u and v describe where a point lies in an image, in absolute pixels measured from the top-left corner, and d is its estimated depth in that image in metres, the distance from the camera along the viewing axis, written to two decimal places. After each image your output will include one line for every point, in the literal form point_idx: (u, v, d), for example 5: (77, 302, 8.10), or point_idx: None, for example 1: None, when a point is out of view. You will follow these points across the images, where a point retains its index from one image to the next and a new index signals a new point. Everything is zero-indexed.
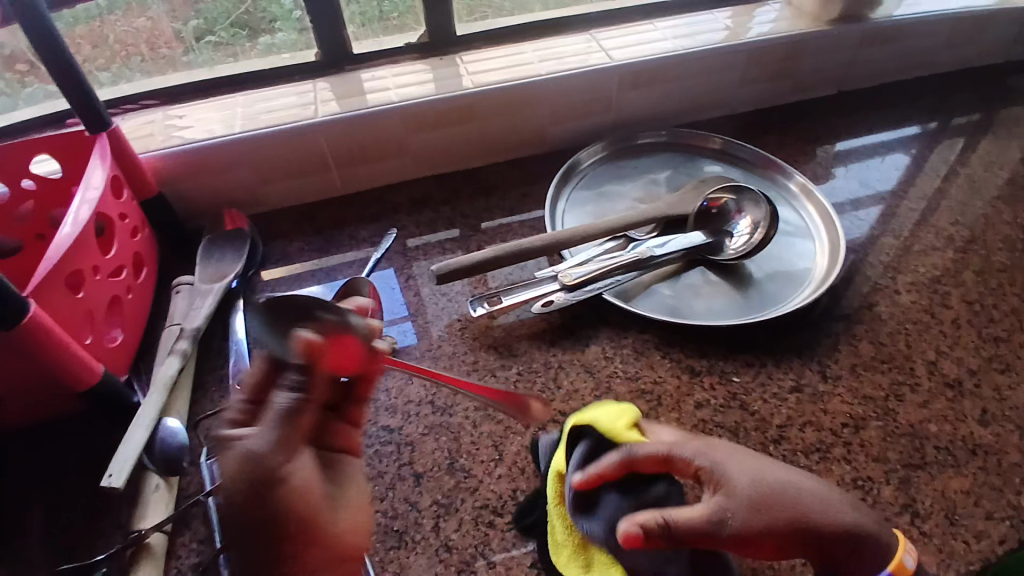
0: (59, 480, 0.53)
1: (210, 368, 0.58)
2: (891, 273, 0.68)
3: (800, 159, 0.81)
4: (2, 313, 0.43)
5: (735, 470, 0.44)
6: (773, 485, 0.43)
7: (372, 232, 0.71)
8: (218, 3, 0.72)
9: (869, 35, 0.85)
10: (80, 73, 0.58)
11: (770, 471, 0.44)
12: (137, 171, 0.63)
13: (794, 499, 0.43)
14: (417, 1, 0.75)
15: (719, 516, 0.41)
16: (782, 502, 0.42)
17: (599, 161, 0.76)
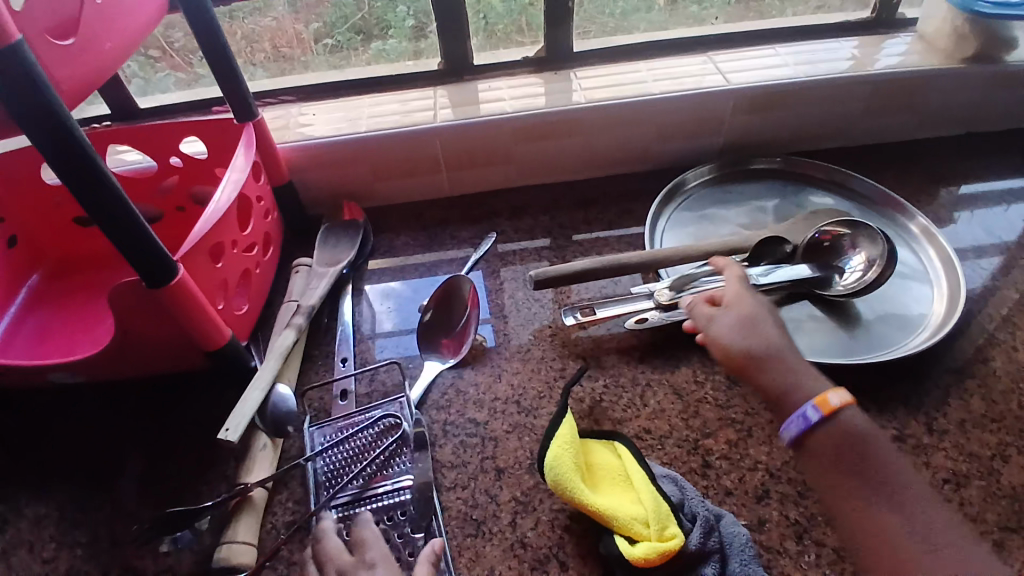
0: (178, 428, 0.60)
1: (318, 344, 0.63)
2: (1012, 328, 0.62)
3: (920, 200, 0.77)
4: (156, 273, 0.49)
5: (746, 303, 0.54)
6: (754, 310, 0.52)
7: (472, 233, 0.75)
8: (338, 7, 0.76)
9: (1008, 77, 0.79)
10: (235, 67, 0.65)
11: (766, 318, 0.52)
12: (274, 159, 0.69)
13: (754, 323, 0.51)
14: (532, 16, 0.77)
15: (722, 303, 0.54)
16: (750, 330, 0.51)
17: (704, 184, 0.76)
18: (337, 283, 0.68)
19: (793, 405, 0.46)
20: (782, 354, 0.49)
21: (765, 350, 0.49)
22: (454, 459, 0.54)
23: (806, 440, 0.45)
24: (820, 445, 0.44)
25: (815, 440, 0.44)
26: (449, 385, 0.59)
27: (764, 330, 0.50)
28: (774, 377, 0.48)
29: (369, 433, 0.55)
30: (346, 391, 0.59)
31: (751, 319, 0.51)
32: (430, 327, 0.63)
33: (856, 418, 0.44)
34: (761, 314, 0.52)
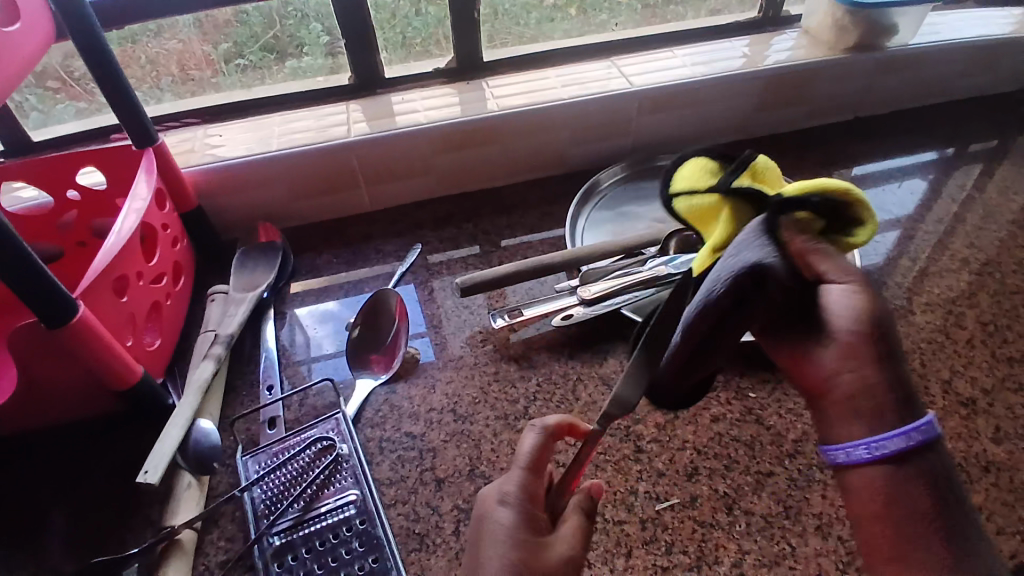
0: (91, 478, 0.55)
1: (241, 373, 0.61)
2: (907, 295, 0.68)
3: (816, 183, 0.83)
4: (54, 312, 0.46)
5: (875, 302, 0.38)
6: (885, 309, 0.35)
7: (397, 246, 0.74)
8: (248, 27, 0.74)
9: (884, 64, 0.87)
10: (130, 92, 0.61)
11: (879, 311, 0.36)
12: (179, 184, 0.66)
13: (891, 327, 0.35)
14: (443, 29, 0.78)
15: (868, 288, 0.35)
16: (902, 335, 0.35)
17: (618, 183, 0.79)
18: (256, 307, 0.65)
19: (917, 406, 0.33)
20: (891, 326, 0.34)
21: (887, 322, 0.34)
22: (392, 475, 0.53)
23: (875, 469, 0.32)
24: (914, 469, 0.32)
25: (918, 464, 0.32)
26: (382, 401, 0.58)
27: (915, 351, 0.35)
28: (884, 349, 0.33)
29: (307, 454, 0.53)
30: (275, 417, 0.57)
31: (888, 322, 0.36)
32: (358, 344, 0.62)
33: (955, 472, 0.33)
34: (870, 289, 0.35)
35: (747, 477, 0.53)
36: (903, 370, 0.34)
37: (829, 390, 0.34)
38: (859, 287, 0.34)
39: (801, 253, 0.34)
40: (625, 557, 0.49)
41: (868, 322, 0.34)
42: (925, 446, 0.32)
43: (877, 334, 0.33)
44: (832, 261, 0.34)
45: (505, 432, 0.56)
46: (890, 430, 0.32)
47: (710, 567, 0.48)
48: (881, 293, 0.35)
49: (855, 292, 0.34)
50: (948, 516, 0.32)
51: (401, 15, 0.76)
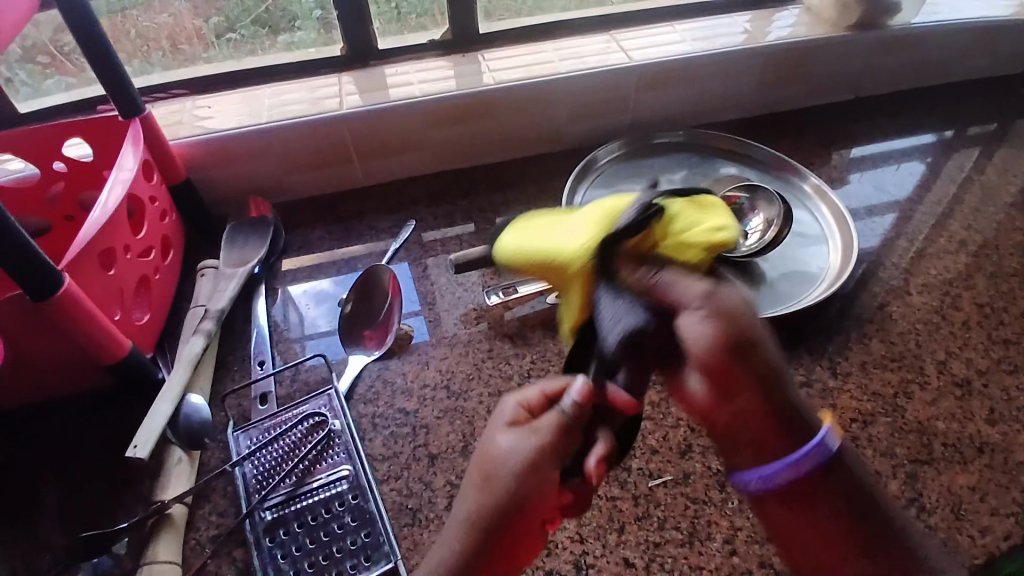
0: (82, 452, 0.55)
1: (232, 348, 0.60)
2: (904, 275, 0.68)
3: (815, 163, 0.82)
4: (39, 284, 0.45)
5: (734, 297, 0.40)
6: (745, 320, 0.39)
7: (391, 222, 0.73)
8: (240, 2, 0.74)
9: (886, 43, 0.86)
10: (117, 60, 0.60)
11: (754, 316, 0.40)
12: (167, 156, 0.64)
13: (756, 335, 0.39)
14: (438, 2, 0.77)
15: (706, 294, 0.39)
16: (765, 345, 0.39)
17: (616, 160, 0.77)
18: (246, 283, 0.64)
19: (807, 426, 0.39)
20: (758, 340, 0.39)
21: (749, 341, 0.38)
22: (386, 451, 0.53)
23: (783, 486, 0.38)
24: (809, 487, 0.38)
25: (824, 478, 0.38)
26: (375, 377, 0.58)
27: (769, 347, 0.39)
28: (764, 371, 0.38)
29: (299, 430, 0.53)
30: (266, 393, 0.56)
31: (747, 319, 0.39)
32: (351, 319, 0.61)
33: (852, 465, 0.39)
34: (730, 305, 0.39)
35: None
36: (779, 387, 0.39)
37: (724, 404, 0.39)
38: (714, 319, 0.38)
39: (645, 283, 0.41)
40: (617, 532, 0.49)
41: (723, 343, 0.38)
42: (818, 470, 0.38)
43: (728, 348, 0.38)
44: (659, 279, 0.41)
45: None
46: (782, 459, 0.38)
47: (702, 542, 0.48)
48: (731, 298, 0.39)
49: (728, 312, 0.38)
50: (848, 515, 0.38)
51: None
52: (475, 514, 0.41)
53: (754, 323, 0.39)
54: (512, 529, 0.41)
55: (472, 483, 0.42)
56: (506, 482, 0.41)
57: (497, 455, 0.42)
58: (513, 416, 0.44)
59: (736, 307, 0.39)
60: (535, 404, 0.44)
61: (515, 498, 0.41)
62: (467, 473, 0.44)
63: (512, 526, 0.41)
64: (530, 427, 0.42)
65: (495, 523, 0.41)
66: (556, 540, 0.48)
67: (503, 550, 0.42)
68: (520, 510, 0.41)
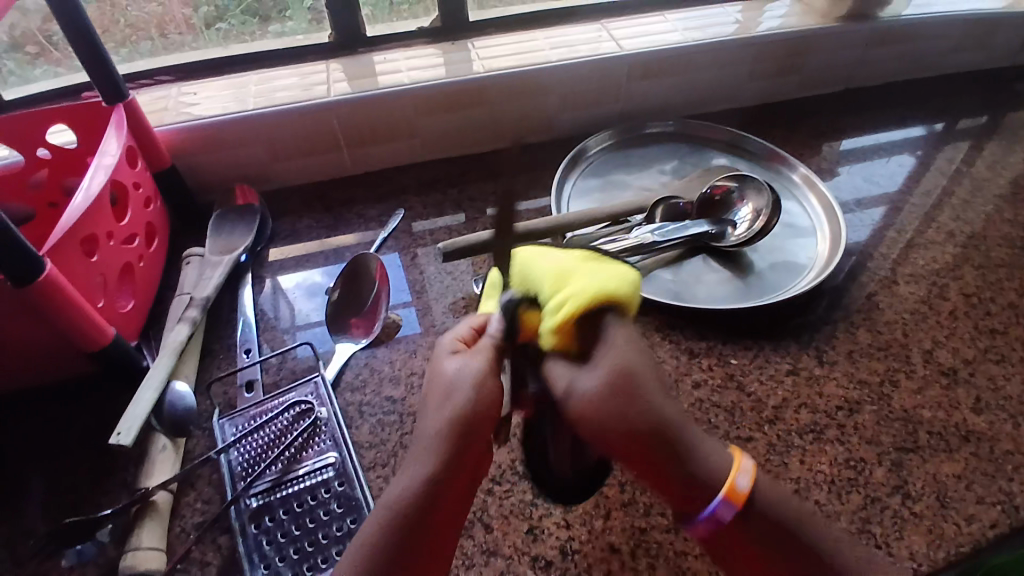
0: (65, 440, 0.54)
1: (218, 336, 0.60)
2: (891, 266, 0.68)
3: (805, 155, 0.82)
4: (19, 269, 0.44)
5: (591, 371, 0.38)
6: (622, 399, 0.37)
7: (380, 211, 0.72)
8: None
9: (878, 34, 0.86)
10: (100, 45, 0.59)
11: (633, 366, 0.38)
12: (151, 142, 0.63)
13: (642, 405, 0.37)
14: None
15: (569, 388, 0.38)
16: (641, 407, 0.37)
17: (606, 150, 0.77)
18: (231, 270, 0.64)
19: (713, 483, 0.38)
20: (660, 427, 0.37)
21: (632, 421, 0.37)
22: (373, 439, 0.53)
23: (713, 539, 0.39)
24: (727, 540, 0.38)
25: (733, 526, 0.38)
26: (363, 365, 0.57)
27: (657, 401, 0.38)
28: (659, 452, 0.37)
29: (286, 417, 0.52)
30: (252, 380, 0.56)
31: (625, 384, 0.38)
32: (339, 306, 0.61)
33: (776, 501, 0.38)
34: (606, 382, 0.38)
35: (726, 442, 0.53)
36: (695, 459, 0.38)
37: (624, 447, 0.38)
38: (585, 417, 0.38)
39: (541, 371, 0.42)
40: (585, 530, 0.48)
41: (609, 414, 0.37)
42: (711, 532, 0.38)
43: (608, 431, 0.37)
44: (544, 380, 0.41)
45: None
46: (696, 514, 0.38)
47: None
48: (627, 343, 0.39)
49: (602, 395, 0.37)
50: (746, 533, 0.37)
51: None
52: (444, 423, 0.39)
53: (623, 363, 0.38)
54: (479, 434, 0.39)
55: (431, 402, 0.40)
56: (464, 391, 0.40)
57: (445, 374, 0.41)
58: (451, 343, 0.43)
59: (613, 390, 0.37)
60: (467, 336, 0.44)
61: (480, 401, 0.40)
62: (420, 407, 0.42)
63: (476, 432, 0.39)
64: (469, 349, 0.42)
65: (461, 433, 0.39)
66: (542, 527, 0.49)
67: (475, 455, 0.39)
68: (480, 416, 0.39)
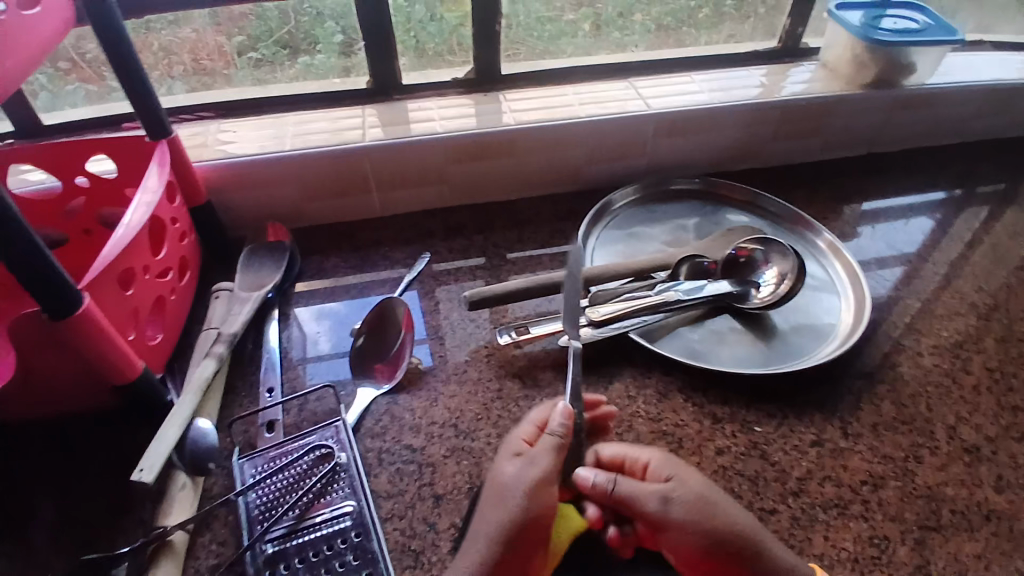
0: (82, 472, 0.55)
1: (242, 373, 0.60)
2: (912, 334, 0.68)
3: (827, 217, 0.83)
4: (57, 303, 0.45)
5: (691, 477, 0.49)
6: (708, 498, 0.47)
7: (406, 254, 0.73)
8: (264, 20, 0.74)
9: (900, 102, 0.87)
10: (148, 82, 0.61)
11: (717, 493, 0.48)
12: (190, 178, 0.65)
13: (732, 520, 0.46)
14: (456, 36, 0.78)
15: (664, 496, 0.47)
16: (727, 514, 0.47)
17: (631, 203, 0.78)
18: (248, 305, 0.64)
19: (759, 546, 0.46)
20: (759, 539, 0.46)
21: (731, 549, 0.45)
22: (391, 488, 0.52)
23: None
24: None
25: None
26: (384, 411, 0.57)
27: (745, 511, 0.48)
28: (745, 547, 0.46)
29: (306, 461, 0.52)
30: (273, 421, 0.56)
31: (711, 497, 0.47)
32: (363, 352, 0.61)
33: None
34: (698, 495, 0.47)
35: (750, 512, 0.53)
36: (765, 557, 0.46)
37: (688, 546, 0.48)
38: (687, 515, 0.46)
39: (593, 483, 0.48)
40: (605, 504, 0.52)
41: (703, 545, 0.46)
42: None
43: (704, 534, 0.46)
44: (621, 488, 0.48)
45: None
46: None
47: None
48: (689, 489, 0.47)
49: (698, 508, 0.46)
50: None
51: (417, 20, 0.76)
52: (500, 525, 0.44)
53: (670, 467, 0.49)
54: (529, 541, 0.45)
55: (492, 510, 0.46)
56: (520, 496, 0.46)
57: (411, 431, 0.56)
58: (518, 440, 0.50)
59: (705, 495, 0.47)
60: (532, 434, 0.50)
61: (529, 507, 0.45)
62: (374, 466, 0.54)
63: (539, 532, 0.45)
64: (534, 448, 0.48)
65: (513, 533, 0.44)
66: None
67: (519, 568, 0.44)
68: (537, 516, 0.45)
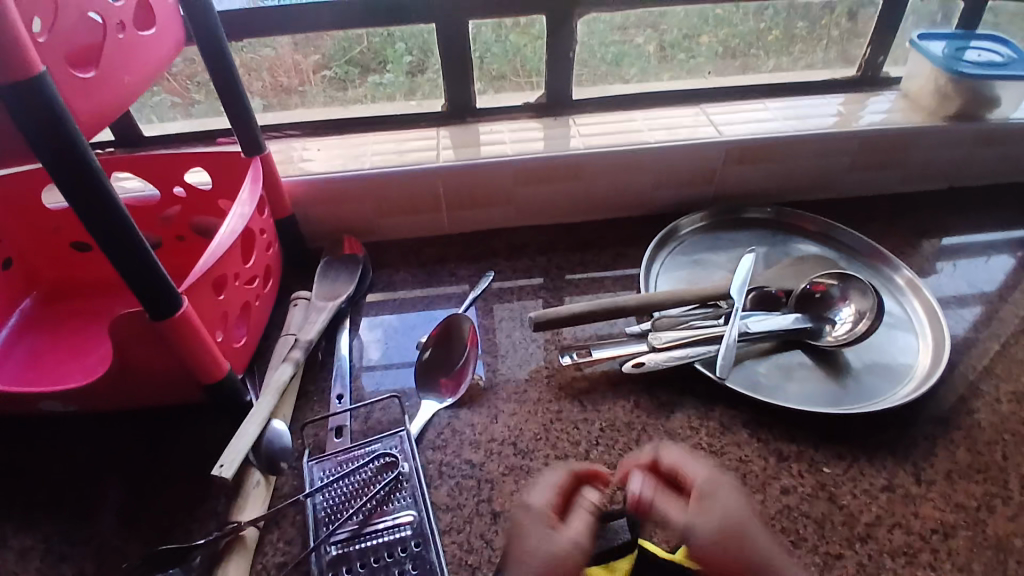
0: (165, 462, 0.59)
1: (313, 378, 0.63)
2: (992, 379, 0.64)
3: (903, 251, 0.79)
4: (161, 305, 0.49)
5: (727, 507, 0.45)
6: (743, 523, 0.44)
7: (471, 271, 0.76)
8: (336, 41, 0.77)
9: (987, 136, 0.83)
10: (246, 102, 0.66)
11: (747, 525, 0.45)
12: (278, 194, 0.70)
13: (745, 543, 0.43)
14: (517, 57, 0.80)
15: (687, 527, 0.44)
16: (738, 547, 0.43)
17: (698, 231, 0.78)
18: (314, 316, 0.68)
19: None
20: (748, 531, 0.44)
21: (736, 533, 0.44)
22: (450, 501, 0.54)
23: None
24: None
25: None
26: (445, 425, 0.59)
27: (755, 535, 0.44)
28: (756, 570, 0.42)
29: (371, 468, 0.54)
30: (342, 426, 0.58)
31: (730, 517, 0.44)
32: (429, 364, 0.63)
33: None
34: (720, 509, 0.45)
35: (813, 556, 0.50)
36: (756, 547, 0.43)
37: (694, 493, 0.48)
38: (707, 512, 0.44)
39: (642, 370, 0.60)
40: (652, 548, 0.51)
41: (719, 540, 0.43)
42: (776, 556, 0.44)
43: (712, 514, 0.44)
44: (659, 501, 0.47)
45: None
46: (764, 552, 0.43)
47: None
48: (716, 509, 0.45)
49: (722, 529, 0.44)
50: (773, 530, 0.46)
51: (481, 41, 0.78)
52: None
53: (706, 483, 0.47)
54: None
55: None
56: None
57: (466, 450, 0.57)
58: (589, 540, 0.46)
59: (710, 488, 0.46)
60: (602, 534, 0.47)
61: None
62: (437, 478, 0.55)
63: None
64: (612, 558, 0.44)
65: None
66: None
67: None
68: None
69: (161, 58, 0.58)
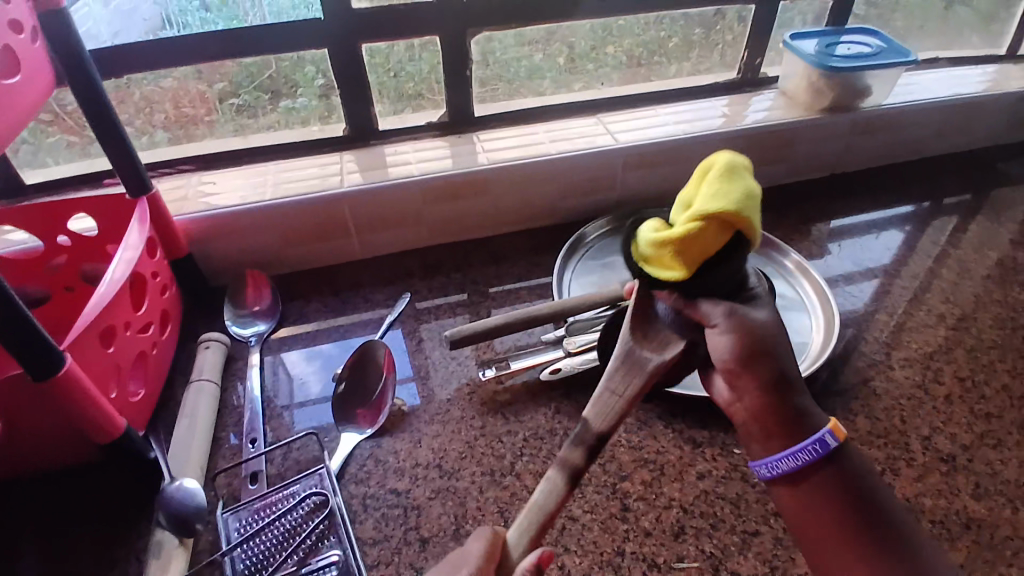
0: (61, 533, 0.54)
1: (224, 425, 0.61)
2: (886, 349, 0.70)
3: (796, 237, 0.85)
4: (38, 365, 0.45)
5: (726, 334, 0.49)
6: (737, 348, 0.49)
7: (388, 294, 0.75)
8: (244, 67, 0.75)
9: (862, 123, 0.91)
10: (129, 141, 0.63)
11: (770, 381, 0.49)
12: (170, 232, 0.67)
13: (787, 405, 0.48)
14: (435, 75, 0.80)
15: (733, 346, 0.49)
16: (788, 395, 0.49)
17: (605, 235, 0.80)
18: (227, 358, 0.67)
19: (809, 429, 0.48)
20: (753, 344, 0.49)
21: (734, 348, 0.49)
22: (376, 534, 0.52)
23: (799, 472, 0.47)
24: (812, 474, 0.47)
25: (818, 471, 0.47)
26: (367, 456, 0.58)
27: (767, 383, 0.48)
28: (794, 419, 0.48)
29: (298, 514, 0.53)
30: (257, 472, 0.56)
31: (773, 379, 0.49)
32: (345, 396, 0.62)
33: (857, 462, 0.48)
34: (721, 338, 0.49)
35: (733, 536, 0.53)
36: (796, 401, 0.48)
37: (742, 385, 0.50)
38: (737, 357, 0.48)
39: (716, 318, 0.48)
40: (577, 555, 0.51)
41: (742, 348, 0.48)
42: (818, 461, 0.47)
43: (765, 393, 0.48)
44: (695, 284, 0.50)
45: (491, 490, 0.55)
46: (786, 450, 0.47)
47: None
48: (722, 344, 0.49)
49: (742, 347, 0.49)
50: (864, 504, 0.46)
51: (395, 61, 0.78)
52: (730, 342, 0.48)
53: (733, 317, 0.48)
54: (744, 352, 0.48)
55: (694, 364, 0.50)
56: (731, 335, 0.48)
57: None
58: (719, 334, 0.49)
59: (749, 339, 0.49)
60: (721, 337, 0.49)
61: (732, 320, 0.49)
62: None
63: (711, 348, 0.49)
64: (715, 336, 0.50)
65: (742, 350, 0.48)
66: None
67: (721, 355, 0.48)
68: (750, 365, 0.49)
69: (31, 105, 0.54)
